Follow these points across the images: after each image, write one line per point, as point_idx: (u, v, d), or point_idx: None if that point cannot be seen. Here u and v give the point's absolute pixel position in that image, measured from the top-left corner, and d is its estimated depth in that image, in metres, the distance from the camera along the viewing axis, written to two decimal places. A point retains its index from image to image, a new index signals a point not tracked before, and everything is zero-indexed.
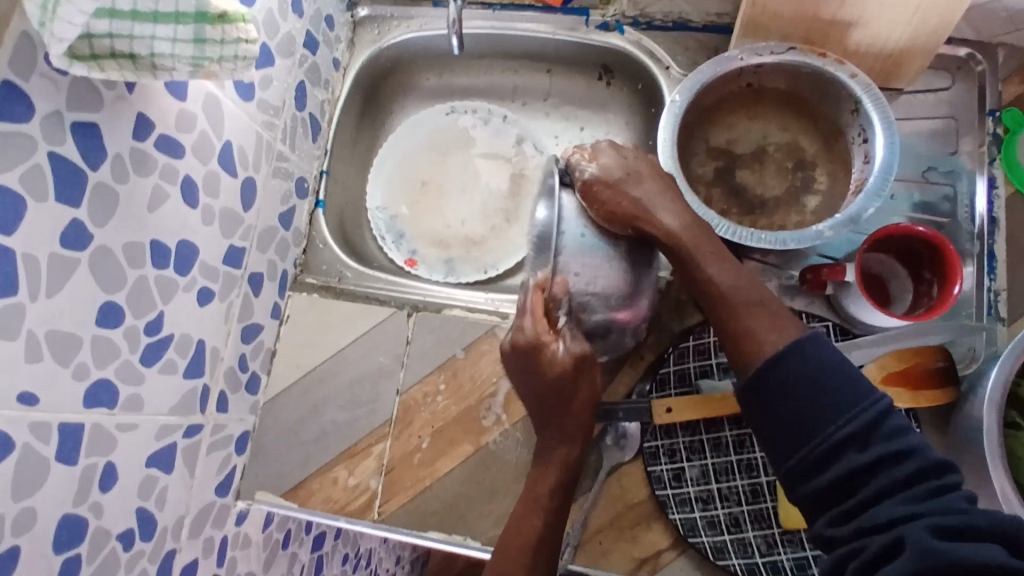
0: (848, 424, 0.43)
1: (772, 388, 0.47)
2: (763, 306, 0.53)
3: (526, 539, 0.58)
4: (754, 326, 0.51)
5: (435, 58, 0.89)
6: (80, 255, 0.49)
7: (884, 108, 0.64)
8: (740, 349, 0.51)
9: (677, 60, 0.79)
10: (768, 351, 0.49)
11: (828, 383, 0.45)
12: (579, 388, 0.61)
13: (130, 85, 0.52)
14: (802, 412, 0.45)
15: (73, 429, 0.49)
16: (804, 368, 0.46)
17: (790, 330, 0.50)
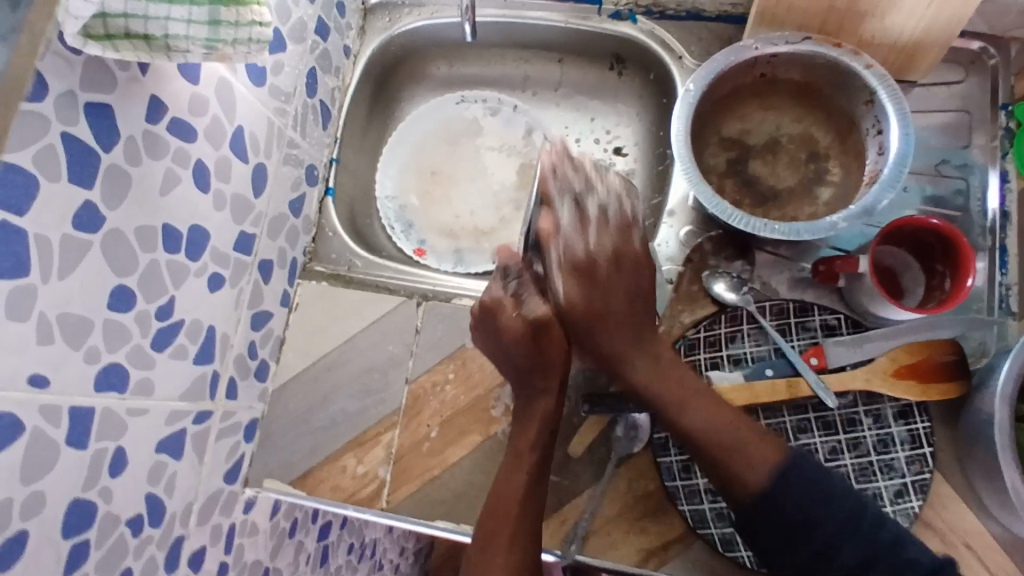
0: (836, 524, 0.53)
1: (774, 515, 0.54)
2: (741, 420, 0.58)
3: (512, 498, 0.60)
4: (732, 429, 0.57)
5: (446, 46, 0.88)
6: (92, 238, 0.48)
7: (899, 99, 0.63)
8: (733, 476, 0.56)
9: (690, 50, 0.78)
10: (755, 485, 0.55)
11: (814, 505, 0.53)
12: (549, 342, 0.63)
13: (144, 67, 0.51)
14: (798, 525, 0.53)
15: (83, 413, 0.49)
16: (808, 482, 0.54)
17: (767, 461, 0.55)
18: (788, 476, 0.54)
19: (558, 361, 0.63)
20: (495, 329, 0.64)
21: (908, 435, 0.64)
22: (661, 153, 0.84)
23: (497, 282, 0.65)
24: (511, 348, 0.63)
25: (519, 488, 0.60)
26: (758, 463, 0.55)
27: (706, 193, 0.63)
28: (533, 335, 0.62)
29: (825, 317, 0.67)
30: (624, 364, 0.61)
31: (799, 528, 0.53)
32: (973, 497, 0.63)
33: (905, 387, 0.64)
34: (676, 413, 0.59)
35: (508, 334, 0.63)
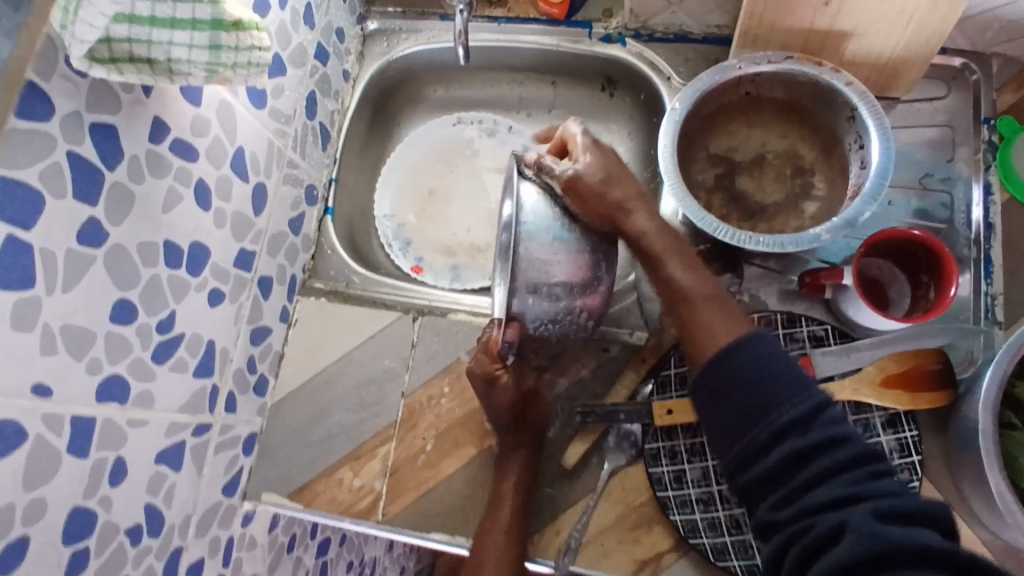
0: (791, 411, 0.47)
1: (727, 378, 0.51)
2: (716, 300, 0.57)
3: (500, 529, 0.64)
4: (706, 291, 0.58)
5: (442, 70, 0.91)
6: (97, 253, 0.50)
7: (879, 114, 0.65)
8: (700, 338, 0.55)
9: (678, 70, 0.81)
10: (716, 342, 0.53)
11: (760, 395, 0.49)
12: (534, 405, 0.69)
13: (148, 89, 0.54)
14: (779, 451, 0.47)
15: (86, 423, 0.50)
16: (761, 354, 0.50)
17: (733, 322, 0.55)
18: (734, 354, 0.51)
19: (534, 421, 0.69)
20: (488, 394, 0.66)
21: (897, 444, 0.64)
22: (652, 170, 0.86)
23: (490, 355, 0.64)
24: (503, 412, 0.66)
25: (505, 525, 0.64)
26: (722, 334, 0.54)
27: (691, 207, 0.64)
28: (521, 401, 0.67)
29: (812, 328, 0.68)
30: (630, 233, 0.62)
31: (757, 410, 0.48)
32: (964, 505, 0.63)
33: (894, 397, 0.64)
34: (659, 262, 0.60)
35: (504, 398, 0.66)
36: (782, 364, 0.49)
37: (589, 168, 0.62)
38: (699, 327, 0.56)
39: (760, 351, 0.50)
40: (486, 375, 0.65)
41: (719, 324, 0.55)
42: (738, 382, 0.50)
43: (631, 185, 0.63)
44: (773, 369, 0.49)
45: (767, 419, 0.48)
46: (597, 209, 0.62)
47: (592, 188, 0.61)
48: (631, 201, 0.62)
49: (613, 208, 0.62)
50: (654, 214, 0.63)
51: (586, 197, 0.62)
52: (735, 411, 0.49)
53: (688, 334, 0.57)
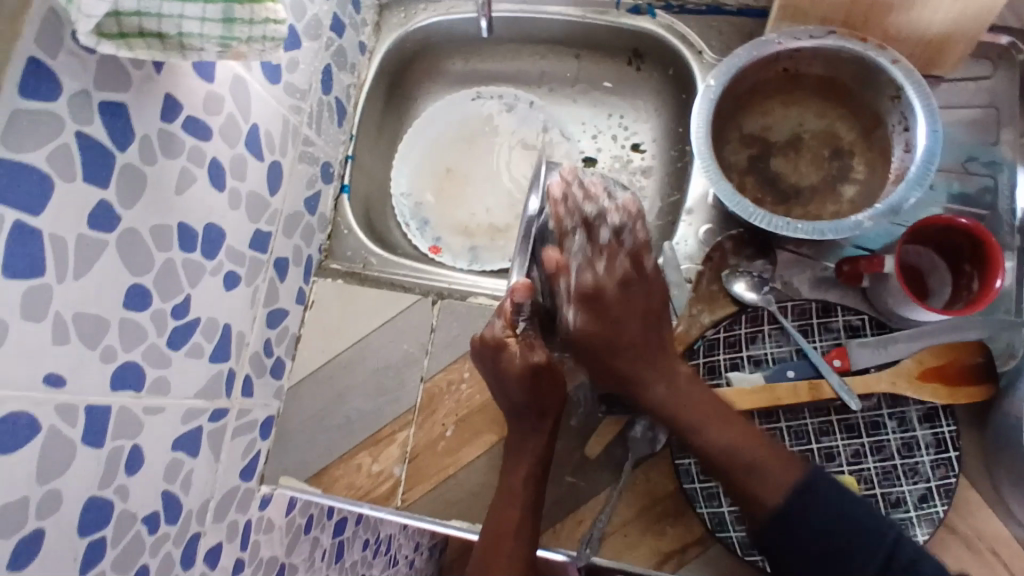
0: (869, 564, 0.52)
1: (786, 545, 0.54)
2: (762, 441, 0.57)
3: (509, 518, 0.62)
4: (754, 450, 0.56)
5: (462, 42, 0.88)
6: (108, 237, 0.48)
7: (925, 93, 0.61)
8: (741, 481, 0.55)
9: (710, 44, 0.77)
10: (777, 496, 0.54)
11: (830, 527, 0.53)
12: (551, 382, 0.63)
13: (158, 65, 0.51)
14: (834, 542, 0.52)
15: (101, 412, 0.49)
16: (823, 506, 0.53)
17: (790, 473, 0.55)
18: (806, 496, 0.54)
19: (553, 406, 0.64)
20: (496, 366, 0.63)
21: (933, 439, 0.62)
22: (679, 148, 0.83)
23: (504, 318, 0.62)
24: (513, 387, 0.62)
25: (515, 522, 0.61)
26: (778, 484, 0.54)
27: (726, 191, 0.62)
28: (534, 377, 0.62)
29: (848, 318, 0.66)
30: (638, 387, 0.60)
31: (835, 563, 0.52)
32: (1000, 503, 0.61)
33: (931, 390, 0.62)
34: (695, 433, 0.58)
35: (511, 373, 0.62)
36: (851, 498, 0.54)
37: (588, 325, 0.59)
38: (750, 498, 0.55)
39: (821, 495, 0.53)
40: (496, 345, 0.62)
41: (771, 492, 0.54)
42: (812, 507, 0.53)
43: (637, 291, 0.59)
44: (831, 490, 0.54)
45: (835, 557, 0.52)
46: (597, 347, 0.59)
47: (600, 342, 0.59)
48: (635, 339, 0.59)
49: (621, 359, 0.60)
50: (654, 328, 0.60)
51: (604, 313, 0.59)
52: (814, 547, 0.53)
53: (738, 496, 0.56)
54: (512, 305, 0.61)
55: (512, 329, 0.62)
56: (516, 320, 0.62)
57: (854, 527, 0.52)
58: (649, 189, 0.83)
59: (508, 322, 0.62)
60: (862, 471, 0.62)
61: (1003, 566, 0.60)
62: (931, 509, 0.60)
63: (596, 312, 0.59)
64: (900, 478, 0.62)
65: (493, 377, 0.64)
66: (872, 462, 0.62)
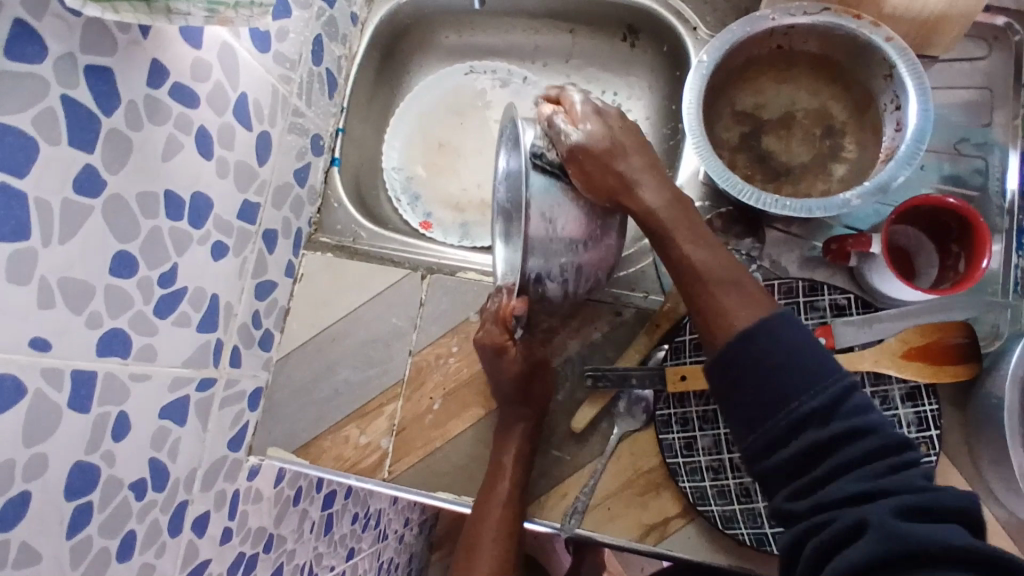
0: (814, 399, 0.45)
1: (742, 360, 0.48)
2: (740, 267, 0.54)
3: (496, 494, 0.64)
4: (728, 267, 0.53)
5: (456, 15, 0.87)
6: (94, 203, 0.48)
7: (919, 73, 0.61)
8: (716, 304, 0.52)
9: (705, 21, 0.77)
10: (739, 321, 0.50)
11: (790, 384, 0.45)
12: (541, 381, 0.67)
13: (144, 30, 0.51)
14: (771, 397, 0.46)
15: (87, 377, 0.49)
16: (785, 330, 0.47)
17: (761, 303, 0.50)
18: (772, 316, 0.48)
19: (540, 397, 0.67)
20: (494, 364, 0.66)
21: (915, 417, 0.63)
22: (672, 126, 0.83)
23: (498, 323, 0.64)
24: (508, 382, 0.65)
25: (503, 497, 0.63)
26: (750, 297, 0.51)
27: (715, 167, 0.61)
28: (528, 374, 0.66)
29: (834, 297, 0.66)
30: (630, 195, 0.57)
31: (779, 397, 0.46)
32: (979, 480, 0.62)
33: (915, 369, 0.62)
34: (675, 244, 0.55)
35: (507, 372, 0.65)
36: (811, 345, 0.47)
37: (591, 139, 0.57)
38: (721, 313, 0.51)
39: (787, 326, 0.48)
40: (493, 347, 0.65)
41: (742, 305, 0.50)
42: (789, 345, 0.47)
43: (638, 145, 0.59)
44: (792, 347, 0.47)
45: (784, 421, 0.45)
46: (592, 160, 0.57)
47: (598, 150, 0.57)
48: (629, 144, 0.58)
49: (619, 161, 0.57)
50: (652, 158, 0.59)
51: (611, 127, 0.59)
52: (766, 377, 0.46)
53: (702, 315, 0.53)
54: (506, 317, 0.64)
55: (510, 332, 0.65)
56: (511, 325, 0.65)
57: (809, 400, 0.45)
58: None
59: (503, 327, 0.64)
60: None
61: None
62: None
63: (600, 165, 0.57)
64: None
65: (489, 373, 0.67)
66: None
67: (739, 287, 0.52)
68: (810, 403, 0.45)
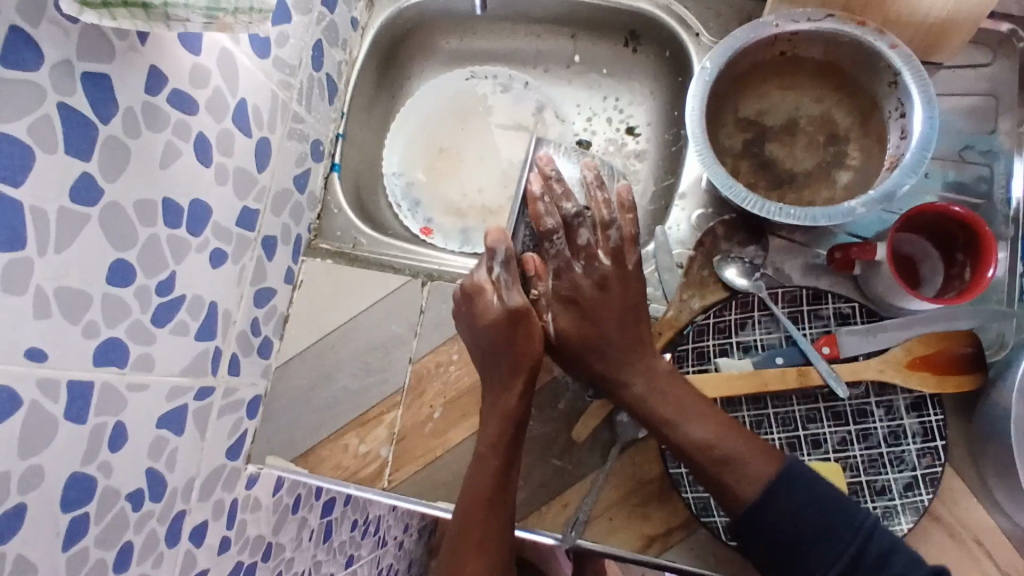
0: (837, 541, 0.52)
1: (760, 518, 0.54)
2: (739, 432, 0.57)
3: (480, 499, 0.59)
4: (729, 446, 0.56)
5: (457, 20, 0.87)
6: (91, 211, 0.48)
7: (925, 81, 0.61)
8: (729, 492, 0.56)
9: (708, 26, 0.76)
10: (749, 494, 0.54)
11: (823, 528, 0.52)
12: (524, 334, 0.62)
13: (143, 36, 0.50)
14: (804, 537, 0.52)
15: (82, 388, 0.48)
16: (793, 507, 0.53)
17: (761, 466, 0.55)
18: (780, 494, 0.54)
19: (527, 351, 0.62)
20: (472, 312, 0.65)
21: (920, 428, 0.62)
22: (674, 132, 0.82)
23: (482, 266, 0.65)
24: (486, 332, 0.63)
25: (486, 494, 0.59)
26: (749, 477, 0.55)
27: (719, 174, 0.61)
28: (507, 323, 0.62)
29: (838, 305, 0.65)
30: (617, 384, 0.62)
31: (807, 535, 0.52)
32: (985, 492, 0.62)
33: (919, 379, 0.62)
34: (672, 430, 0.59)
35: (484, 318, 0.63)
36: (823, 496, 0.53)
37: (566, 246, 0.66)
38: (726, 493, 0.56)
39: (793, 498, 0.53)
40: (473, 291, 0.65)
41: (745, 488, 0.55)
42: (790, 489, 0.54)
43: (619, 228, 0.65)
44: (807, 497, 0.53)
45: (819, 575, 0.52)
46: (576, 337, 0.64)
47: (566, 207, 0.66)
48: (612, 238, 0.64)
49: (596, 323, 0.63)
50: (632, 290, 0.64)
51: (583, 313, 0.64)
52: (778, 513, 0.53)
53: (710, 484, 0.57)
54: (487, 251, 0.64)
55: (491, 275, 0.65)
56: (491, 267, 0.64)
57: (806, 526, 0.52)
58: (642, 172, 0.83)
59: (489, 270, 0.65)
60: (849, 458, 0.63)
61: (987, 556, 0.61)
62: (916, 497, 0.60)
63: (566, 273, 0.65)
64: (885, 467, 0.62)
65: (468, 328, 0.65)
66: (858, 449, 0.63)
67: (739, 442, 0.56)
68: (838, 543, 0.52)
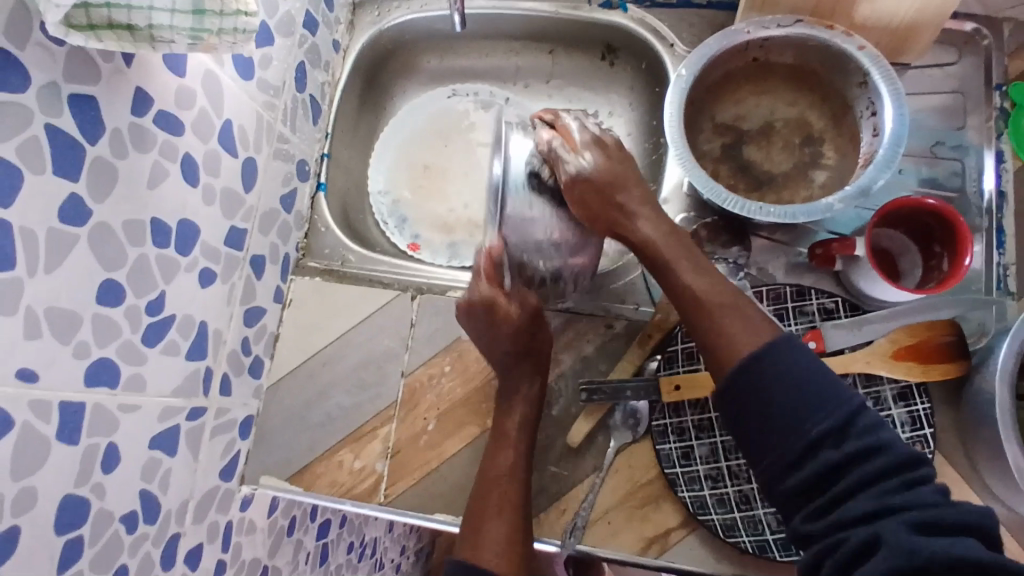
0: (824, 425, 0.45)
1: (745, 404, 0.48)
2: (738, 295, 0.54)
3: (502, 471, 0.62)
4: (726, 293, 0.53)
5: (437, 40, 0.88)
6: (80, 231, 0.48)
7: (892, 80, 0.63)
8: (712, 326, 0.52)
9: (681, 37, 0.78)
10: (741, 349, 0.49)
11: (796, 388, 0.46)
12: (539, 331, 0.67)
13: (128, 58, 0.51)
14: (772, 406, 0.47)
15: (74, 409, 0.48)
16: (794, 369, 0.47)
17: (761, 329, 0.50)
18: (776, 349, 0.48)
19: (542, 357, 0.67)
20: (489, 321, 0.65)
21: (908, 417, 0.63)
22: (653, 141, 0.84)
23: (486, 279, 0.64)
24: (505, 338, 0.65)
25: (507, 465, 0.62)
26: (750, 326, 0.51)
27: (701, 177, 0.62)
28: (526, 322, 0.65)
29: (822, 301, 0.67)
30: (630, 223, 0.60)
31: (787, 419, 0.46)
32: (976, 479, 0.63)
33: (905, 369, 0.63)
34: (674, 270, 0.57)
35: (506, 324, 0.65)
36: (825, 366, 0.47)
37: (597, 165, 0.60)
38: (721, 336, 0.51)
39: (786, 354, 0.48)
40: (488, 299, 0.64)
41: (743, 334, 0.50)
42: (763, 390, 0.47)
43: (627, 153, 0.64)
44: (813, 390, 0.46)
45: (781, 464, 0.46)
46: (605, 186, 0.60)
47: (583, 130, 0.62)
48: (628, 179, 0.61)
49: (619, 195, 0.60)
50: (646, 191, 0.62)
51: (610, 155, 0.62)
52: (762, 414, 0.47)
53: (704, 332, 0.53)
54: (489, 262, 0.63)
55: (497, 283, 0.65)
56: (500, 274, 0.64)
57: (805, 410, 0.46)
58: None
59: (492, 280, 0.64)
60: None
61: None
62: None
63: (604, 152, 0.62)
64: None
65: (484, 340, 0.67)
66: None
67: (700, 265, 0.57)
68: (813, 411, 0.45)
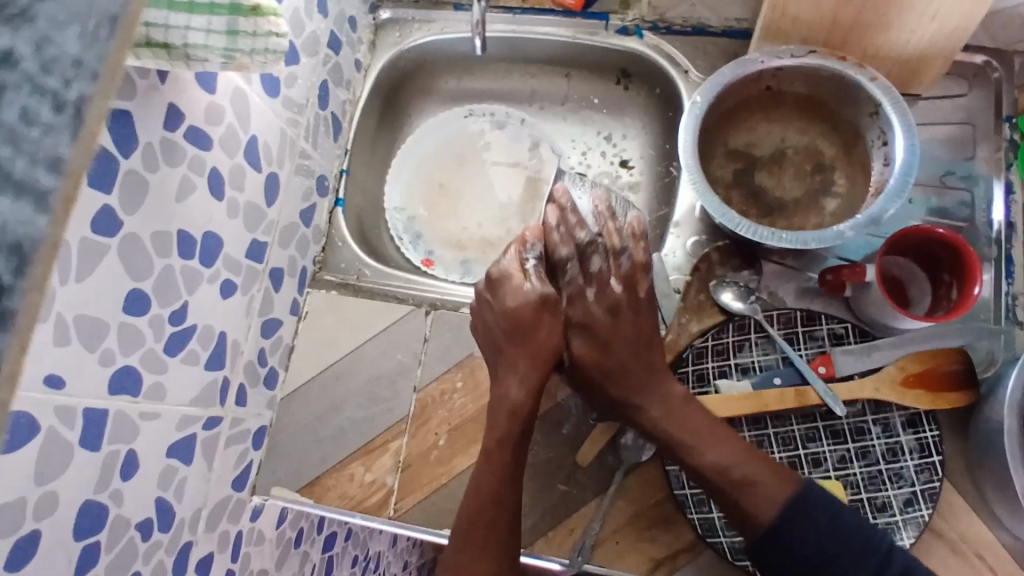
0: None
1: (791, 549, 0.55)
2: (755, 458, 0.59)
3: (489, 494, 0.59)
4: (746, 469, 0.58)
5: (455, 61, 0.90)
6: (110, 241, 0.49)
7: (904, 110, 0.64)
8: (738, 507, 0.57)
9: (696, 64, 0.80)
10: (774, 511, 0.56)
11: (827, 557, 0.54)
12: (540, 332, 0.61)
13: (163, 75, 0.52)
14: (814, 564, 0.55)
15: (98, 415, 0.49)
16: (822, 528, 0.55)
17: (784, 490, 0.57)
18: (805, 520, 0.55)
19: (542, 350, 0.61)
20: (498, 297, 0.63)
21: (917, 444, 0.64)
22: (665, 165, 0.86)
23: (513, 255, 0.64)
24: (500, 323, 0.62)
25: (496, 478, 0.60)
26: (773, 496, 0.56)
27: (713, 202, 0.64)
28: (533, 314, 0.61)
29: (832, 326, 0.68)
30: (638, 400, 0.61)
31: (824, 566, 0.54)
32: (983, 506, 0.63)
33: (914, 396, 0.64)
34: (693, 452, 0.59)
35: (513, 298, 0.62)
36: (845, 514, 0.56)
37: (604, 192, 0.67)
38: (748, 514, 0.57)
39: (821, 511, 0.56)
40: (502, 276, 0.63)
41: (767, 510, 0.56)
42: (794, 552, 0.55)
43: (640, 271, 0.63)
44: (848, 538, 0.55)
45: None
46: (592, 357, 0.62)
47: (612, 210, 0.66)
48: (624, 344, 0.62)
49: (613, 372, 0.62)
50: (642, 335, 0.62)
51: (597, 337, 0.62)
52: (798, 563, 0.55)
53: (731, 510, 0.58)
54: (521, 242, 0.65)
55: (522, 264, 0.63)
56: (523, 259, 0.64)
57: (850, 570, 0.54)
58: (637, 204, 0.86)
59: (518, 260, 0.64)
60: (849, 476, 0.64)
61: (989, 571, 0.62)
62: (916, 512, 0.62)
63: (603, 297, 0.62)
64: (885, 483, 0.63)
65: (495, 319, 0.63)
66: (858, 467, 0.64)
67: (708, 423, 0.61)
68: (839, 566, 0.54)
